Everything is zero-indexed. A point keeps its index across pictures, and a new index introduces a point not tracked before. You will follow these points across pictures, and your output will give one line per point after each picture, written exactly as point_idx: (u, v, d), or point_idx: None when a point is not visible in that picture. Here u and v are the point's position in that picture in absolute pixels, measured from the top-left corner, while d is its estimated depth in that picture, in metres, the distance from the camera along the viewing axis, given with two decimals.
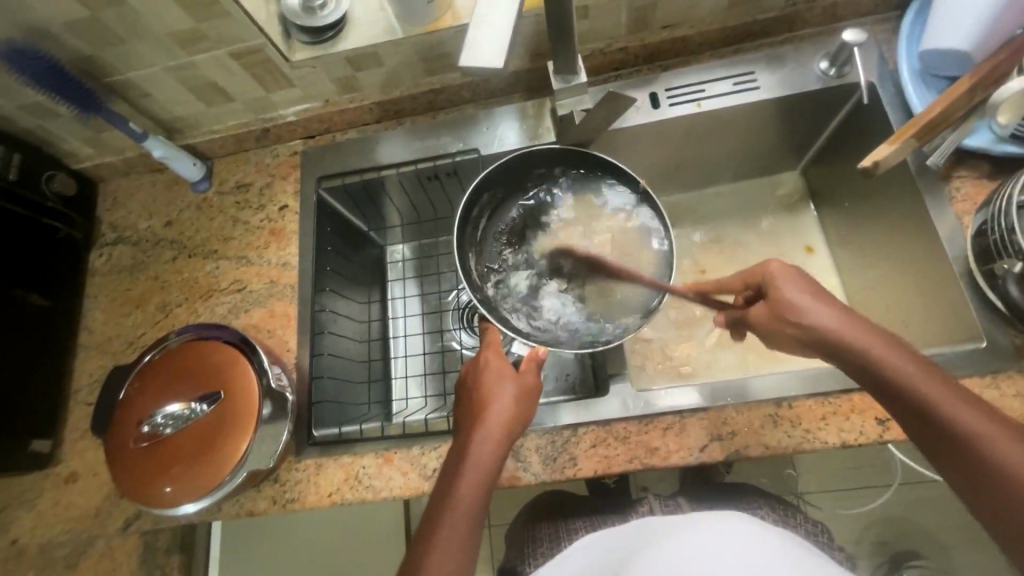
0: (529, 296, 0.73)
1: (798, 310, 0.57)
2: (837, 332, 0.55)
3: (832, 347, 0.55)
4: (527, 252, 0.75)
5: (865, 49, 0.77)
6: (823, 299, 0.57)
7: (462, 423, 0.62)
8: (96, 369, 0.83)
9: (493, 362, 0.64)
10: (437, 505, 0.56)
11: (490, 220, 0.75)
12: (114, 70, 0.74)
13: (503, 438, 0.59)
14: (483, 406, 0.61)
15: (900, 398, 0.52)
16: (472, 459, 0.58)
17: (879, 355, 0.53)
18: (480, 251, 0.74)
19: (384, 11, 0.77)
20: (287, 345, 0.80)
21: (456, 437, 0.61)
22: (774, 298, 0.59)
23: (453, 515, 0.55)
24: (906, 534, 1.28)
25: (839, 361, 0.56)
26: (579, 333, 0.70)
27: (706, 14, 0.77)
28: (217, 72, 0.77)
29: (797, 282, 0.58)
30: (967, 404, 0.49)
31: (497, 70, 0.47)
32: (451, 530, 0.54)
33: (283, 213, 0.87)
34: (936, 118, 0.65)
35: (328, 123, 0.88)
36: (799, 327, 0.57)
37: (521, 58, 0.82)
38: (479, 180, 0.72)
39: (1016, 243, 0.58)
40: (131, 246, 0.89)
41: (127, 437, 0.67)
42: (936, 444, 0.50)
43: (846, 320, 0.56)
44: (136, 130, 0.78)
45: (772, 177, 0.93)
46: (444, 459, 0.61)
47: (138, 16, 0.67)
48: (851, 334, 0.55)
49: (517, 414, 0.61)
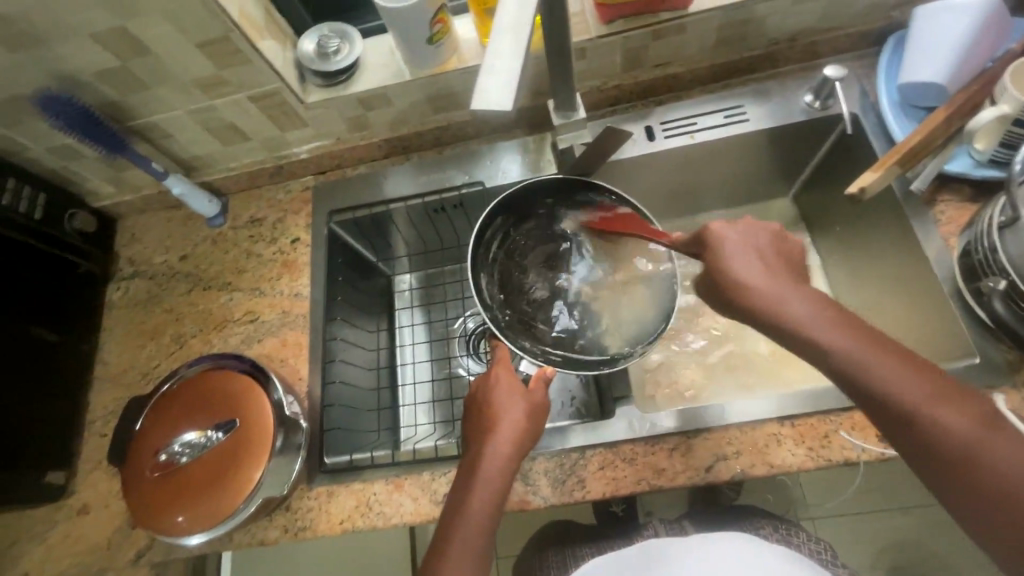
0: (537, 316, 0.75)
1: (731, 274, 0.55)
2: (775, 299, 0.53)
3: (773, 319, 0.52)
4: (544, 273, 0.77)
5: (847, 83, 0.81)
6: (759, 263, 0.55)
7: (472, 440, 0.63)
8: (111, 401, 0.85)
9: (503, 379, 0.66)
10: (449, 520, 0.58)
11: (502, 242, 0.76)
12: (139, 114, 0.79)
13: (513, 455, 0.61)
14: (493, 423, 0.62)
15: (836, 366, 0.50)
16: (484, 476, 0.59)
17: (812, 324, 0.51)
18: (499, 269, 0.76)
19: (393, 56, 0.82)
20: (298, 373, 0.82)
21: (466, 454, 0.63)
22: (713, 263, 0.56)
23: (465, 530, 0.56)
24: (920, 559, 1.26)
25: (772, 331, 0.53)
26: (585, 356, 0.72)
27: (695, 52, 0.82)
28: (236, 114, 0.82)
29: (735, 245, 0.56)
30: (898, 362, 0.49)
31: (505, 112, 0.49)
32: (462, 546, 0.56)
33: (295, 245, 0.90)
34: (917, 146, 0.69)
35: (338, 159, 0.92)
36: (738, 297, 0.54)
37: (521, 96, 0.86)
38: (490, 208, 0.75)
39: (998, 262, 0.61)
40: (148, 280, 0.92)
41: (143, 466, 0.68)
42: (879, 414, 0.49)
43: (779, 285, 0.53)
44: (158, 169, 0.82)
45: (766, 203, 0.97)
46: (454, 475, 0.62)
47: (166, 64, 0.71)
48: (785, 302, 0.52)
49: (526, 432, 0.63)
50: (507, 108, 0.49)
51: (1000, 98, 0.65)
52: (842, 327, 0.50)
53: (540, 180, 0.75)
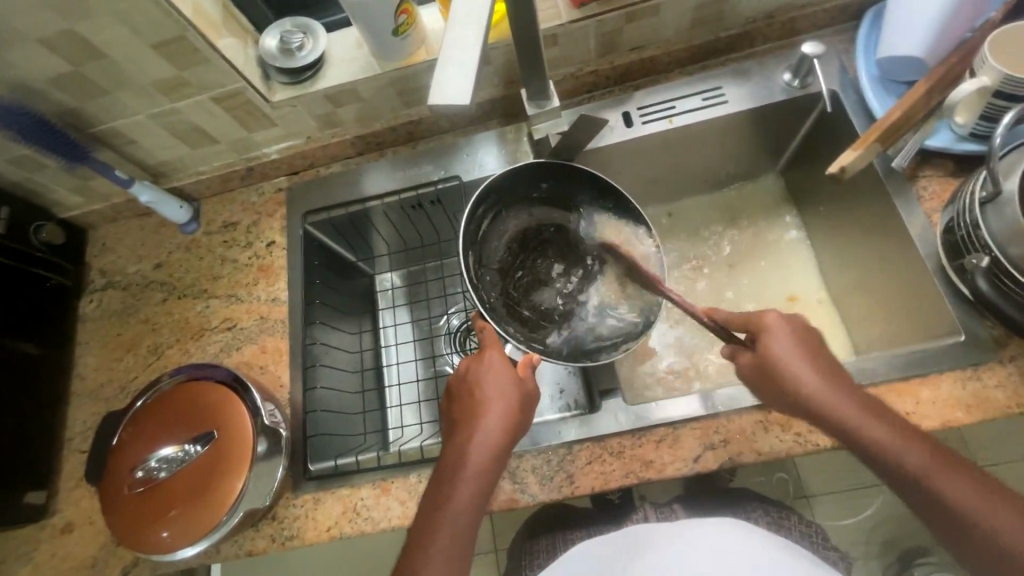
0: (522, 302, 0.74)
1: (787, 375, 0.58)
2: (831, 402, 0.57)
3: (831, 420, 0.57)
4: (531, 267, 0.76)
5: (826, 59, 0.80)
6: (811, 358, 0.59)
7: (459, 430, 0.61)
8: (90, 416, 0.83)
9: (495, 365, 0.63)
10: (433, 513, 0.58)
11: (492, 223, 0.75)
12: (99, 120, 0.76)
13: (500, 449, 0.60)
14: (481, 415, 0.60)
15: (889, 464, 0.55)
16: (470, 471, 0.58)
17: (868, 429, 0.55)
18: (486, 252, 0.74)
19: (360, 49, 0.79)
20: (280, 380, 0.80)
21: (452, 444, 0.61)
22: (765, 358, 0.60)
23: (449, 524, 0.57)
24: (915, 531, 1.27)
25: (830, 431, 0.57)
26: (566, 350, 0.71)
27: (671, 34, 0.80)
28: (200, 116, 0.79)
29: (786, 338, 0.60)
30: (930, 453, 0.54)
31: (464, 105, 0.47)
32: (445, 543, 0.56)
33: (271, 249, 0.88)
34: (898, 122, 0.68)
35: (311, 159, 0.90)
36: (792, 392, 0.58)
37: (495, 86, 0.84)
38: (484, 185, 0.72)
39: (981, 238, 0.59)
40: (121, 291, 0.90)
41: (121, 483, 0.67)
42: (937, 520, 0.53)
43: (829, 386, 0.57)
44: (122, 177, 0.79)
45: (749, 185, 0.95)
46: (437, 465, 0.61)
47: (121, 68, 0.69)
48: (837, 405, 0.57)
49: (515, 424, 0.61)
50: (466, 101, 0.47)
51: (980, 70, 0.64)
52: (905, 435, 0.55)
53: (528, 165, 0.74)
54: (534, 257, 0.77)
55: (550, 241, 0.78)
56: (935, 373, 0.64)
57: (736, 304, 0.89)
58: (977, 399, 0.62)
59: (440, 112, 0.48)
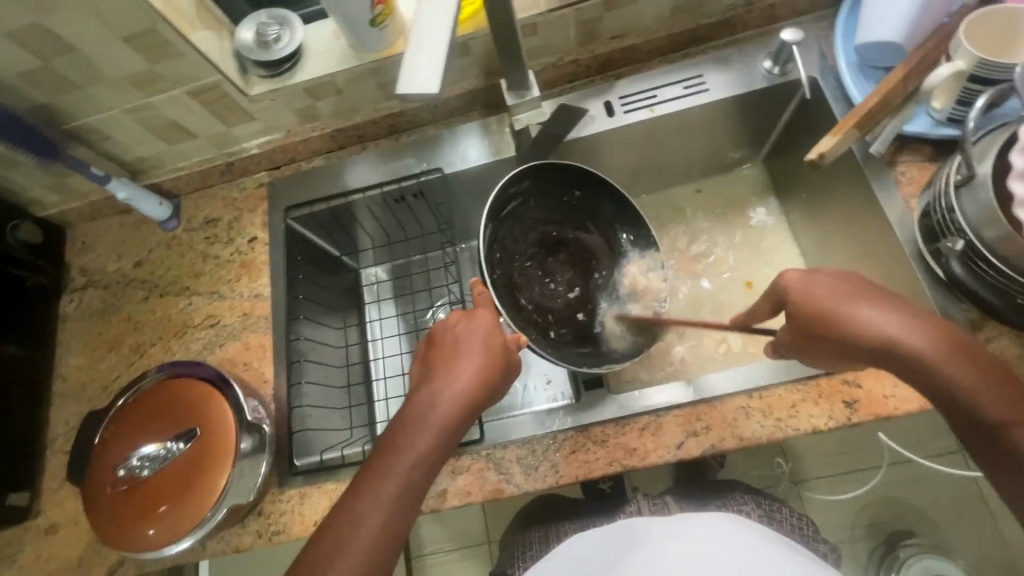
0: (523, 287, 0.75)
1: (848, 314, 0.57)
2: (890, 328, 0.55)
3: (894, 356, 0.55)
4: (544, 268, 0.78)
5: (806, 46, 0.79)
6: (875, 301, 0.57)
7: (428, 380, 0.61)
8: (73, 416, 0.82)
9: (483, 324, 0.63)
10: (389, 458, 0.57)
11: (520, 206, 0.75)
12: (73, 115, 0.75)
13: (469, 408, 0.60)
14: (457, 367, 0.60)
15: (980, 417, 0.52)
16: (434, 419, 0.59)
17: (943, 367, 0.53)
18: (512, 227, 0.75)
19: (338, 41, 0.79)
20: (263, 376, 0.79)
21: (418, 393, 0.61)
22: (815, 308, 0.58)
23: (400, 465, 0.57)
24: (900, 513, 1.29)
25: (897, 365, 0.55)
26: (558, 351, 0.72)
27: (651, 22, 0.80)
28: (177, 111, 0.78)
29: (843, 285, 0.59)
30: (1018, 401, 0.51)
31: (433, 95, 0.48)
32: (389, 489, 0.55)
33: (252, 245, 0.87)
34: (875, 107, 0.68)
35: (292, 153, 0.89)
36: (857, 334, 0.56)
37: (476, 77, 0.84)
38: (524, 166, 0.72)
39: (956, 222, 0.60)
40: (102, 289, 0.89)
41: (103, 482, 0.66)
42: (1006, 466, 0.50)
43: (897, 322, 0.56)
44: (99, 174, 0.79)
45: (732, 174, 0.96)
46: (398, 413, 0.60)
47: (93, 62, 0.68)
48: (909, 336, 0.55)
49: (488, 387, 0.61)
50: (435, 91, 0.48)
51: (955, 54, 0.64)
52: (988, 380, 0.52)
53: (572, 165, 0.74)
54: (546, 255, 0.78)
55: (563, 243, 0.79)
56: None
57: (720, 292, 0.89)
58: None
59: (409, 101, 0.49)
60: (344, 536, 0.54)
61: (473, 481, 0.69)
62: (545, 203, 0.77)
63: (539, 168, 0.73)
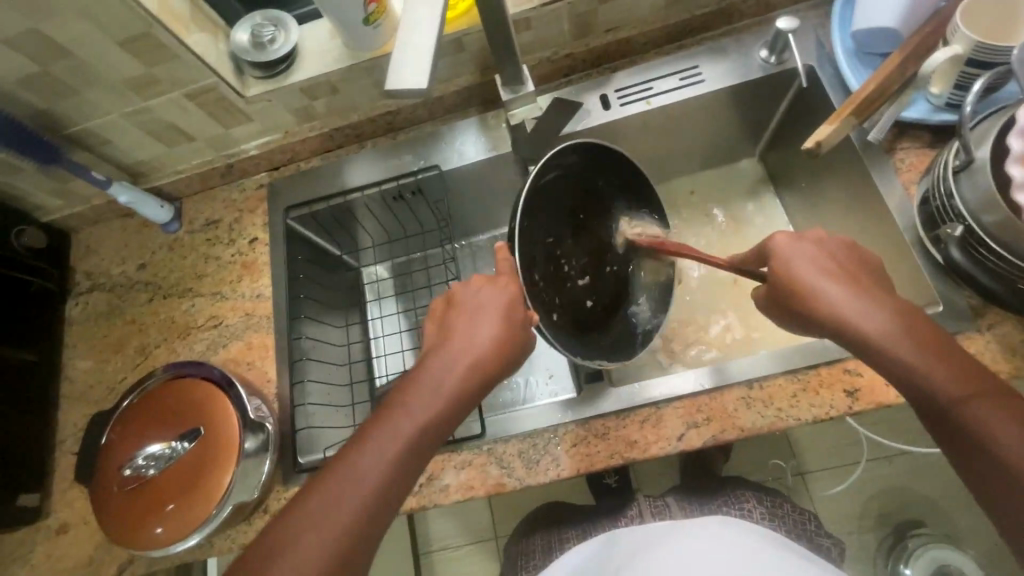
0: (545, 259, 0.69)
1: (803, 284, 0.59)
2: (846, 310, 0.56)
3: (840, 331, 0.56)
4: (567, 251, 0.71)
5: (803, 34, 0.79)
6: (831, 274, 0.58)
7: (444, 344, 0.60)
8: (80, 418, 0.84)
9: (484, 304, 0.62)
10: (367, 433, 0.55)
11: (562, 182, 0.71)
12: (73, 120, 0.75)
13: (461, 391, 0.58)
14: (449, 345, 0.60)
15: (920, 391, 0.52)
16: (422, 398, 0.57)
17: (885, 342, 0.54)
18: (548, 198, 0.69)
19: (333, 40, 0.79)
20: (266, 375, 0.80)
21: (434, 355, 0.60)
22: (777, 277, 0.61)
23: (377, 443, 0.54)
24: (908, 503, 1.28)
25: (841, 340, 0.57)
26: (562, 337, 0.67)
27: (645, 13, 0.80)
28: (175, 113, 0.78)
29: (808, 255, 0.60)
30: (960, 376, 0.51)
31: (421, 91, 0.49)
32: (392, 446, 0.54)
33: (253, 245, 0.88)
34: (872, 94, 0.68)
35: (290, 153, 0.89)
36: (806, 306, 0.58)
37: (471, 73, 0.84)
38: (577, 140, 0.69)
39: (955, 208, 0.59)
40: (106, 292, 0.90)
41: (111, 482, 0.67)
42: (945, 438, 0.51)
43: (849, 297, 0.57)
44: (99, 178, 0.79)
45: (732, 165, 0.95)
46: (409, 375, 0.59)
47: (90, 66, 0.68)
48: (849, 311, 0.56)
49: (482, 371, 0.59)
50: (422, 87, 0.48)
51: (952, 38, 0.63)
52: (931, 354, 0.52)
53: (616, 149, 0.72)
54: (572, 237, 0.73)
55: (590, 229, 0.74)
56: None
57: (719, 284, 0.89)
58: None
59: (398, 98, 0.50)
60: (306, 521, 0.51)
61: (475, 475, 0.69)
62: (581, 183, 0.73)
63: (587, 146, 0.70)
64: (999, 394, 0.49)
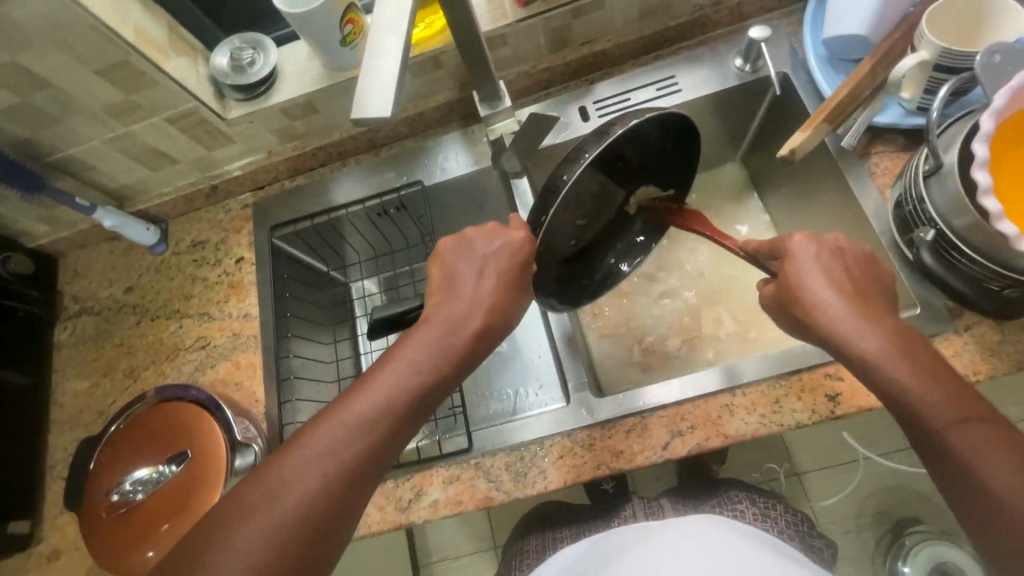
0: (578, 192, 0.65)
1: (805, 288, 0.57)
2: (844, 321, 0.54)
3: (837, 343, 0.54)
4: (584, 206, 0.68)
5: (776, 42, 0.80)
6: (835, 280, 0.56)
7: (416, 330, 0.57)
8: (70, 443, 0.84)
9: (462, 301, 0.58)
10: (320, 428, 0.51)
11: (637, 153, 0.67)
12: (55, 148, 0.76)
13: (420, 394, 0.53)
14: (412, 338, 0.56)
15: (910, 409, 0.50)
16: (380, 398, 0.52)
17: (877, 357, 0.52)
18: (611, 152, 0.64)
19: (311, 61, 0.80)
20: (254, 396, 0.80)
21: (441, 310, 0.58)
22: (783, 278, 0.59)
23: (333, 443, 0.50)
24: (906, 501, 1.28)
25: (838, 352, 0.55)
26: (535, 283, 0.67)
27: (619, 26, 0.81)
28: (157, 138, 0.79)
29: (814, 256, 0.58)
30: (950, 399, 0.49)
31: (386, 116, 0.50)
32: (395, 398, 0.53)
33: (239, 265, 0.88)
34: (844, 101, 0.69)
35: (274, 172, 0.90)
36: (806, 312, 0.56)
37: (451, 88, 0.85)
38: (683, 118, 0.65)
39: (926, 212, 0.60)
40: (94, 316, 0.90)
41: (99, 507, 0.68)
42: (934, 458, 0.48)
43: (850, 307, 0.54)
44: (84, 204, 0.80)
45: (714, 171, 0.96)
46: (416, 327, 0.58)
47: (69, 95, 0.69)
48: (846, 322, 0.54)
49: (446, 374, 0.55)
50: (388, 112, 0.49)
51: (920, 45, 0.64)
52: (926, 373, 0.50)
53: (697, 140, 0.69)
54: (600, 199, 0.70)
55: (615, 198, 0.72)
56: None
57: (704, 290, 0.90)
58: None
59: (365, 124, 0.51)
60: (244, 514, 0.47)
61: (464, 489, 0.70)
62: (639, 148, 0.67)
63: (677, 117, 0.64)
64: (995, 422, 0.47)
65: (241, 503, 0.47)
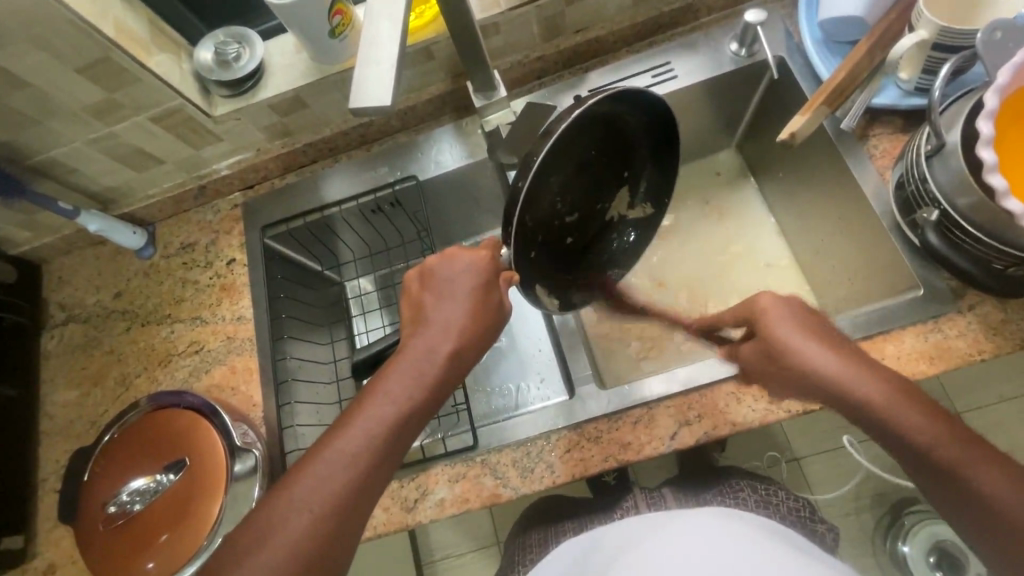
0: (553, 182, 0.63)
1: (793, 349, 0.56)
2: (838, 374, 0.54)
3: (831, 393, 0.54)
4: (570, 197, 0.67)
5: (770, 25, 0.79)
6: (816, 336, 0.56)
7: (392, 360, 0.56)
8: (62, 455, 0.81)
9: (439, 315, 0.58)
10: (307, 468, 0.50)
11: (604, 131, 0.66)
12: (34, 151, 0.73)
13: (405, 417, 0.53)
14: (391, 367, 0.55)
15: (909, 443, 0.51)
16: (364, 432, 0.52)
17: (874, 402, 0.52)
18: (581, 133, 0.63)
19: (299, 55, 0.78)
20: (251, 400, 0.78)
21: (418, 335, 0.57)
22: (766, 339, 0.58)
23: (319, 480, 0.50)
24: (905, 482, 1.29)
25: (832, 400, 0.55)
26: (531, 276, 0.66)
27: (613, 12, 0.79)
28: (141, 138, 0.77)
29: (789, 318, 0.57)
30: (947, 431, 0.50)
31: (386, 106, 0.48)
32: (378, 434, 0.52)
33: (231, 267, 0.86)
34: (843, 83, 0.68)
35: (263, 171, 0.88)
36: (795, 367, 0.56)
37: (444, 80, 0.83)
38: (649, 94, 0.63)
39: (930, 192, 0.60)
40: (82, 324, 0.87)
41: (94, 520, 0.66)
42: (935, 486, 0.50)
43: (839, 362, 0.54)
44: (67, 208, 0.77)
45: (709, 158, 0.96)
46: (391, 360, 0.56)
47: (50, 95, 0.67)
48: (839, 374, 0.54)
49: (430, 392, 0.55)
50: (387, 102, 0.48)
51: (918, 24, 0.63)
52: (921, 410, 0.51)
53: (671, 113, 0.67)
54: (588, 187, 0.69)
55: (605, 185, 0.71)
56: (897, 328, 0.64)
57: (703, 278, 0.89)
58: (939, 350, 0.62)
59: (364, 114, 0.49)
60: (244, 554, 0.48)
61: (470, 487, 0.69)
62: (613, 126, 0.66)
63: (644, 95, 0.63)
64: (982, 445, 0.49)
65: (238, 546, 0.48)
